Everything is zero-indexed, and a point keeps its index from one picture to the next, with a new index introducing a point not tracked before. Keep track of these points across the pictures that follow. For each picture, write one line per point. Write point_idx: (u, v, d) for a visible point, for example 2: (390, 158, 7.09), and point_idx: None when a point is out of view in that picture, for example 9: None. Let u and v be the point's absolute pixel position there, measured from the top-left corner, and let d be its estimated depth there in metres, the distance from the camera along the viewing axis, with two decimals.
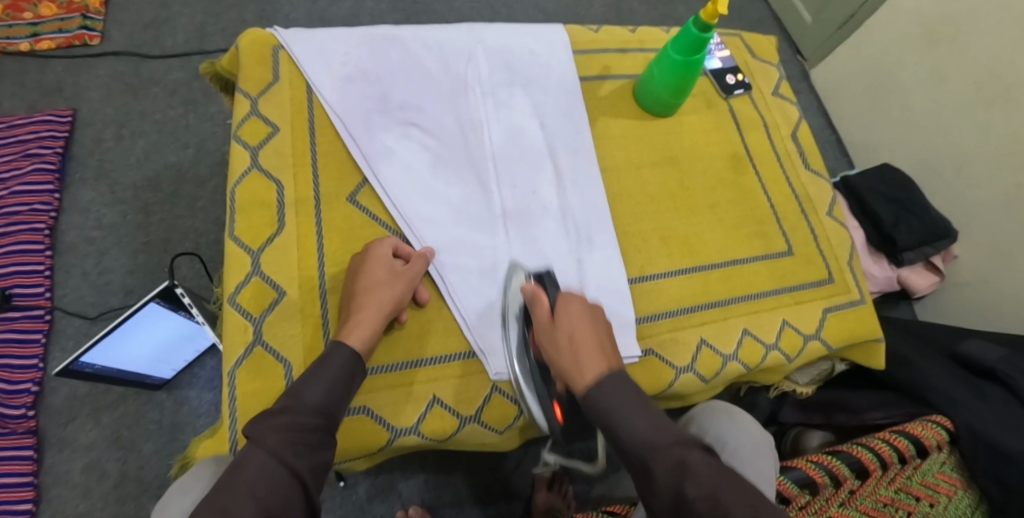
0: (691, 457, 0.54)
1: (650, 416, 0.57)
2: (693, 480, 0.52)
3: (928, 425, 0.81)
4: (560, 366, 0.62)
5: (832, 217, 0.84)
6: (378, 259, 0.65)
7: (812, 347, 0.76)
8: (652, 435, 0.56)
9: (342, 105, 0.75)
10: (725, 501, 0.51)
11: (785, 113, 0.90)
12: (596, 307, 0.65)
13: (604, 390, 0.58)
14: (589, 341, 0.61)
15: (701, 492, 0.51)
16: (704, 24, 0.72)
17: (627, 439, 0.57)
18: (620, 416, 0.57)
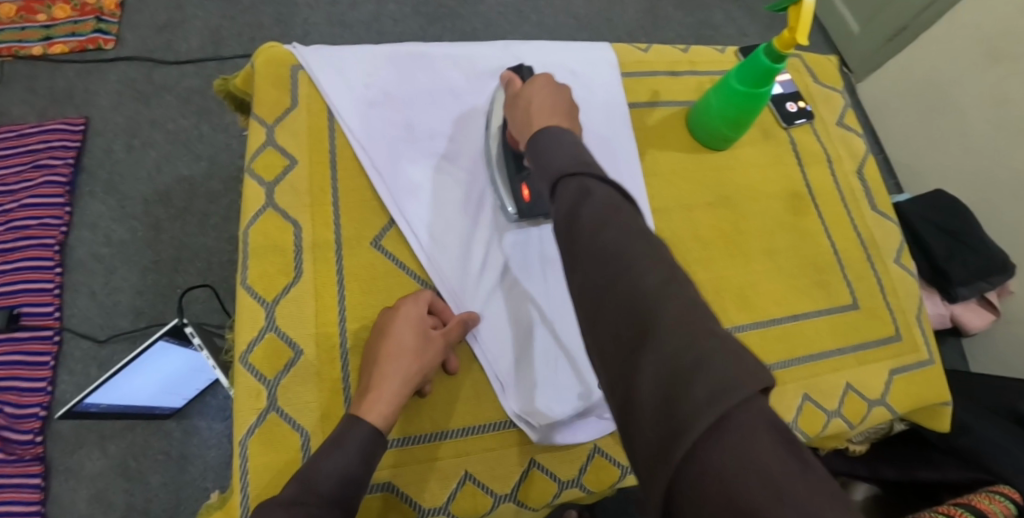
0: (599, 189, 0.45)
1: (579, 152, 0.50)
2: (597, 202, 0.44)
3: (994, 497, 0.73)
4: (523, 136, 0.59)
5: (899, 264, 0.77)
6: (406, 318, 0.59)
7: (877, 413, 0.70)
8: (573, 164, 0.48)
9: (367, 136, 0.69)
10: (619, 238, 0.42)
11: (849, 146, 0.82)
12: (563, 85, 0.61)
13: (543, 132, 0.52)
14: (544, 104, 0.58)
15: (596, 216, 0.44)
16: (776, 52, 0.64)
17: (544, 173, 0.50)
18: (547, 148, 0.51)
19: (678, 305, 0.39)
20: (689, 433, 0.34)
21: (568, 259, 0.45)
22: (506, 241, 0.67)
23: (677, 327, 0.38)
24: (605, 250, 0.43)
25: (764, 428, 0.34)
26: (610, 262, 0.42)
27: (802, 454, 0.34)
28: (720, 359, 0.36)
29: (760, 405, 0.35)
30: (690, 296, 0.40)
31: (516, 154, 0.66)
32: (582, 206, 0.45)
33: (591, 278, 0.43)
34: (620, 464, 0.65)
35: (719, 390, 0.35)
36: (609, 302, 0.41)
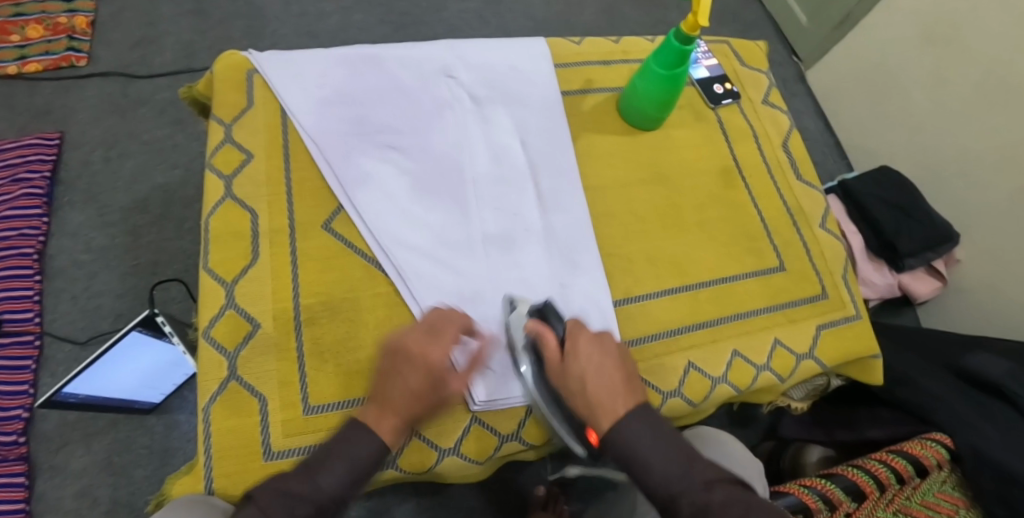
0: (712, 498, 0.53)
1: (659, 432, 0.58)
2: (712, 508, 0.52)
3: (927, 444, 0.78)
4: (574, 399, 0.61)
5: (826, 229, 0.82)
6: (407, 346, 0.62)
7: (806, 367, 0.74)
8: (638, 427, 0.58)
9: (319, 130, 0.74)
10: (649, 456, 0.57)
11: (776, 122, 0.87)
12: (603, 333, 0.63)
13: (620, 425, 0.57)
14: (603, 380, 0.59)
15: (626, 436, 0.57)
16: (685, 36, 0.71)
17: (617, 449, 0.58)
18: (637, 444, 0.57)
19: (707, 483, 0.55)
20: None
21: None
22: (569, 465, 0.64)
23: None
24: None
25: None
26: None
27: None
28: None
29: None
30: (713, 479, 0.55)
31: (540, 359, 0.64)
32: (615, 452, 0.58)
33: None
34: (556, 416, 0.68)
35: None
36: None
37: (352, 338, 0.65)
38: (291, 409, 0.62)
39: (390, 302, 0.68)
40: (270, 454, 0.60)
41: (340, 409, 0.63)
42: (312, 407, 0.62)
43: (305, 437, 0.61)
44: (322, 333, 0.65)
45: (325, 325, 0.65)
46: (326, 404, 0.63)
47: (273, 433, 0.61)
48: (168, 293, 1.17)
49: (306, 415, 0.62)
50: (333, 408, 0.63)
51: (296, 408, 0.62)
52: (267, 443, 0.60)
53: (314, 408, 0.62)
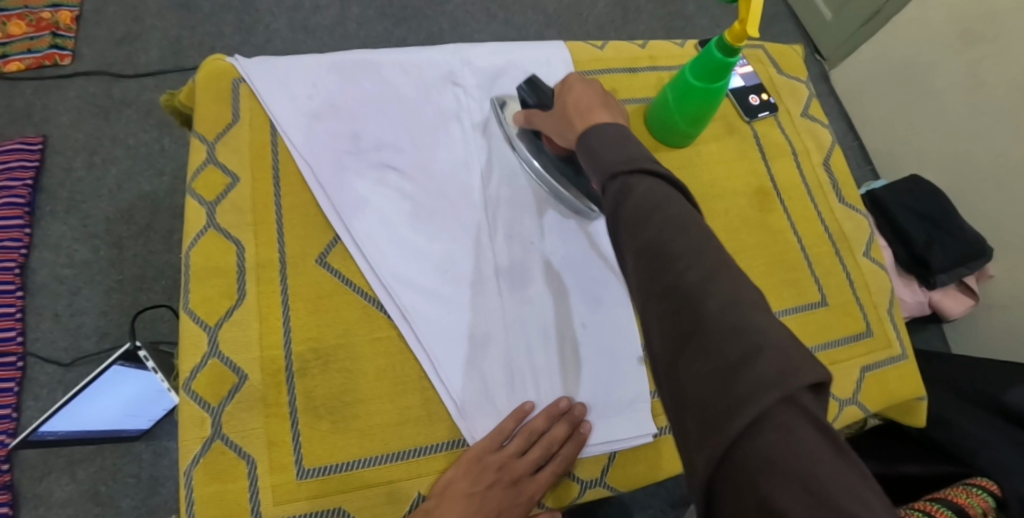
0: (670, 199, 0.44)
1: (634, 150, 0.49)
2: (657, 199, 0.43)
3: (971, 490, 0.68)
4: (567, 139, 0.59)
5: (869, 258, 0.75)
6: (466, 461, 0.57)
7: (850, 413, 0.67)
8: (620, 160, 0.48)
9: (311, 150, 0.67)
10: (665, 230, 0.41)
11: (816, 137, 0.80)
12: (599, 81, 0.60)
13: (592, 133, 0.52)
14: (589, 103, 0.57)
15: (647, 203, 0.43)
16: (727, 46, 0.63)
17: (597, 170, 0.49)
18: (598, 147, 0.50)
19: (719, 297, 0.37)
20: (744, 408, 0.33)
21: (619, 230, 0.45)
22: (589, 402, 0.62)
23: (733, 323, 0.36)
24: (651, 234, 0.42)
25: (803, 422, 0.33)
26: (658, 254, 0.41)
27: (842, 444, 0.33)
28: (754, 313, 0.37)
29: (801, 403, 0.33)
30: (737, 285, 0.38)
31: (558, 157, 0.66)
32: (629, 201, 0.44)
33: (641, 252, 0.42)
34: (583, 478, 0.62)
35: (766, 378, 0.34)
36: (662, 280, 0.40)
37: (348, 392, 0.58)
38: (282, 474, 0.55)
39: (390, 347, 0.60)
40: None
41: (338, 472, 0.56)
42: (306, 471, 0.55)
43: (297, 506, 0.55)
44: (315, 386, 0.58)
45: (319, 378, 0.58)
46: (322, 466, 0.56)
47: (263, 498, 0.54)
48: (158, 312, 1.10)
49: (299, 480, 0.55)
50: (329, 471, 0.56)
51: (287, 472, 0.55)
52: (257, 510, 0.54)
53: (309, 471, 0.55)
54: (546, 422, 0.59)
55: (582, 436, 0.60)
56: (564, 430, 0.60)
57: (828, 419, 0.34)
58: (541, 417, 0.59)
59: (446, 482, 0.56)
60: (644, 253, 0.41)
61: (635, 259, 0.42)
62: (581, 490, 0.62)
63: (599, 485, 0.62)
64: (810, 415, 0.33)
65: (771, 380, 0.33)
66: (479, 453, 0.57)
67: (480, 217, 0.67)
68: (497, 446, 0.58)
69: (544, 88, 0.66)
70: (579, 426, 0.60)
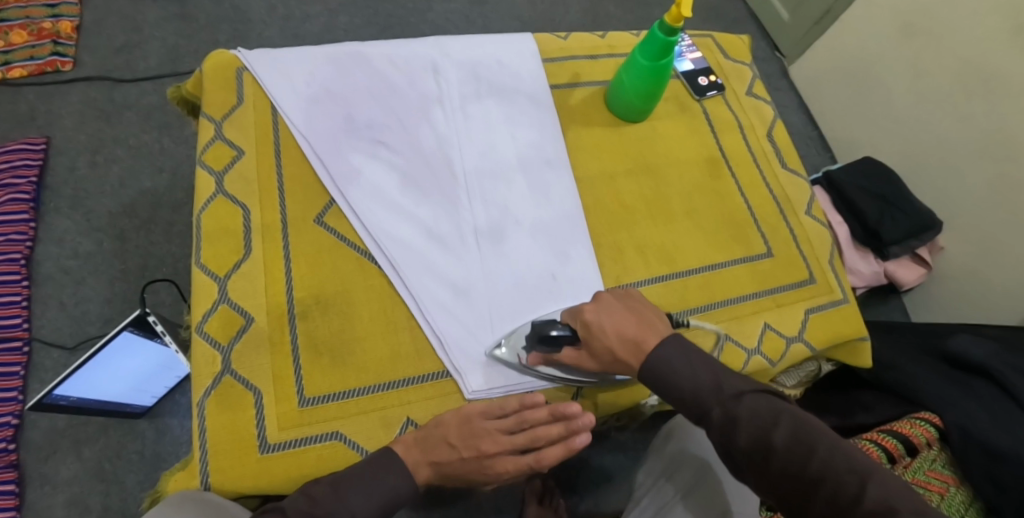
0: (744, 408, 0.56)
1: (702, 370, 0.59)
2: (742, 427, 0.55)
3: (916, 423, 0.80)
4: (610, 357, 0.63)
5: (810, 215, 0.83)
6: (460, 418, 0.61)
7: (797, 349, 0.74)
8: (710, 385, 0.59)
9: (309, 127, 0.74)
10: (792, 452, 0.53)
11: (760, 113, 0.89)
12: (628, 292, 0.66)
13: (661, 360, 0.60)
14: (629, 323, 0.62)
15: (759, 441, 0.54)
16: (669, 27, 0.71)
17: (691, 398, 0.59)
18: (676, 375, 0.60)
19: (851, 474, 0.51)
20: None
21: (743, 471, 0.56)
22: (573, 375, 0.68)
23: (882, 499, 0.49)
24: (775, 469, 0.54)
25: None
26: (795, 476, 0.53)
27: None
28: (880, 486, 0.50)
29: None
30: (882, 484, 0.50)
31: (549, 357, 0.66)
32: (743, 432, 0.55)
33: (778, 486, 0.54)
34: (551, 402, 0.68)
35: None
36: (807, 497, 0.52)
37: (345, 332, 0.65)
38: (287, 402, 0.62)
39: (383, 294, 0.68)
40: (266, 447, 0.60)
41: (336, 400, 0.62)
42: (307, 399, 0.62)
43: (300, 430, 0.61)
44: (317, 325, 0.65)
45: (320, 319, 0.65)
46: (321, 396, 0.62)
47: (268, 425, 0.61)
48: (156, 296, 1.16)
49: (302, 407, 0.62)
50: (329, 399, 0.62)
51: (291, 400, 0.62)
52: (263, 435, 0.60)
53: (310, 400, 0.62)
54: (546, 416, 0.62)
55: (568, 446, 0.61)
56: (557, 432, 0.61)
57: None
58: (541, 408, 0.62)
59: (443, 431, 0.61)
60: (786, 488, 0.53)
61: (773, 496, 0.54)
62: None
63: None
64: None
65: None
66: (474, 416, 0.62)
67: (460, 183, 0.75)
68: (492, 415, 0.62)
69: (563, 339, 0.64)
70: (574, 438, 0.61)
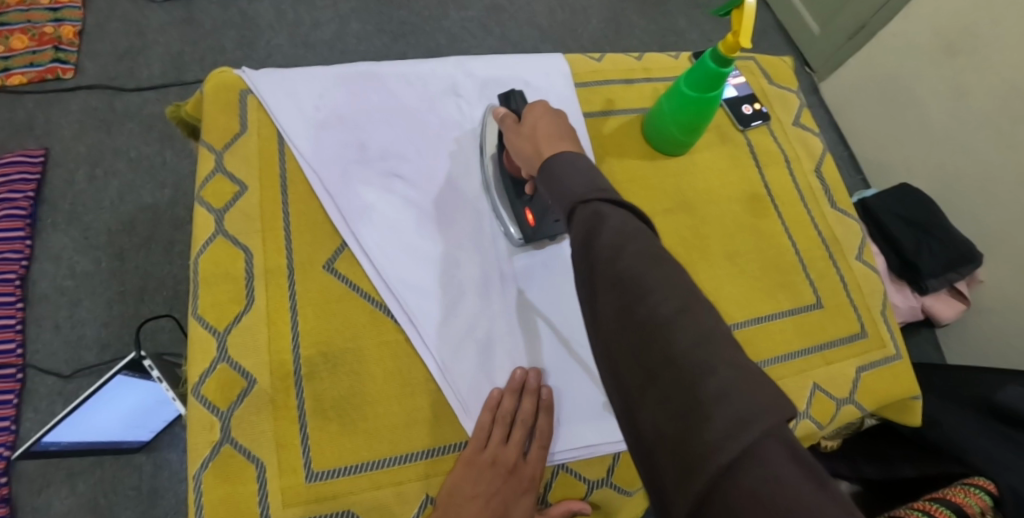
0: (614, 215, 0.47)
1: (595, 180, 0.51)
2: (610, 224, 0.46)
3: (968, 490, 0.71)
4: (528, 163, 0.60)
5: (861, 260, 0.77)
6: (456, 472, 0.57)
7: (846, 412, 0.69)
8: (588, 188, 0.50)
9: (318, 159, 0.68)
10: (636, 266, 0.44)
11: (806, 145, 0.82)
12: (562, 111, 0.62)
13: (558, 161, 0.53)
14: (548, 129, 0.59)
15: (615, 241, 0.45)
16: (721, 57, 0.65)
17: (562, 200, 0.51)
18: (563, 177, 0.52)
19: (674, 302, 0.42)
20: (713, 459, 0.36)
21: (585, 273, 0.47)
22: (517, 266, 0.68)
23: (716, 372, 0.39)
24: (620, 273, 0.44)
25: (781, 452, 0.36)
26: (629, 285, 0.43)
27: (819, 473, 0.36)
28: (709, 349, 0.40)
29: (775, 435, 0.36)
30: (706, 329, 0.41)
31: (516, 179, 0.67)
32: (604, 231, 0.46)
33: (614, 290, 0.44)
34: (589, 479, 0.63)
35: (734, 420, 0.37)
36: (636, 307, 0.43)
37: (357, 395, 0.59)
38: (291, 477, 0.56)
39: (398, 351, 0.61)
40: None
41: (345, 474, 0.56)
42: (315, 473, 0.56)
43: (307, 507, 0.55)
44: (325, 389, 0.59)
45: (328, 381, 0.59)
46: (330, 469, 0.56)
47: (271, 502, 0.55)
48: (158, 323, 1.10)
49: (309, 482, 0.56)
50: (338, 473, 0.56)
51: (296, 474, 0.56)
52: (266, 513, 0.55)
53: (317, 474, 0.56)
54: (514, 400, 0.60)
55: (548, 401, 0.61)
56: (532, 403, 0.61)
57: (803, 446, 0.37)
58: (508, 397, 0.60)
59: (449, 487, 0.57)
60: (617, 291, 0.44)
61: (602, 307, 0.45)
62: (588, 490, 0.63)
63: (604, 485, 0.63)
64: (790, 447, 0.36)
65: (742, 421, 0.37)
66: (468, 459, 0.58)
67: (477, 179, 0.71)
68: (483, 444, 0.59)
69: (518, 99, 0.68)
70: (541, 392, 0.62)
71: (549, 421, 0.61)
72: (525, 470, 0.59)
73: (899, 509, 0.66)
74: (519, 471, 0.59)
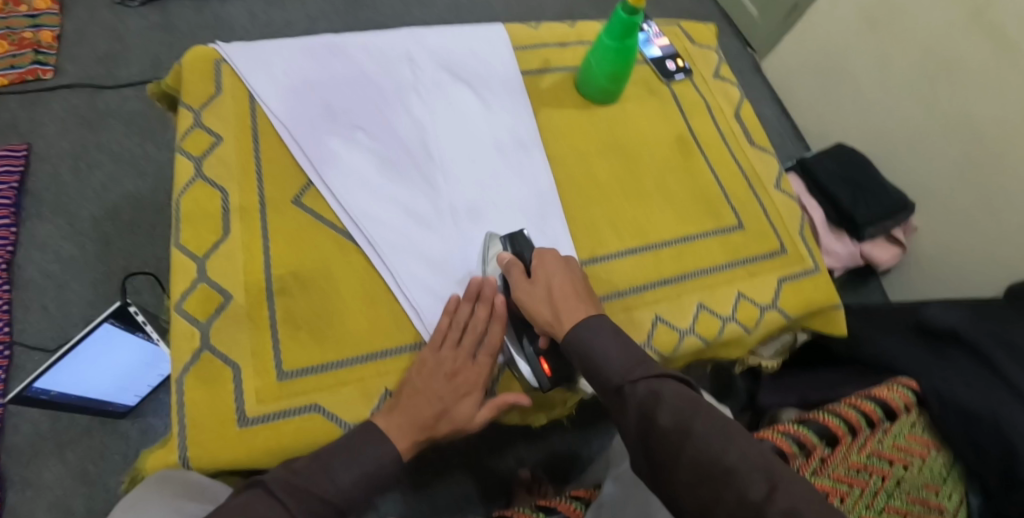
0: (665, 388, 0.59)
1: (626, 347, 0.63)
2: (664, 408, 0.57)
3: (895, 388, 0.80)
4: (546, 317, 0.66)
5: (780, 190, 0.86)
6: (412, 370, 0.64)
7: (770, 316, 0.77)
8: (627, 365, 0.62)
9: (286, 114, 0.76)
10: (697, 441, 0.55)
11: (726, 94, 0.91)
12: (569, 258, 0.70)
13: (581, 331, 0.63)
14: (567, 288, 0.67)
15: (672, 424, 0.56)
16: (631, 8, 0.74)
17: (604, 373, 0.62)
18: (593, 348, 0.63)
19: (756, 474, 0.53)
20: None
21: (650, 464, 0.57)
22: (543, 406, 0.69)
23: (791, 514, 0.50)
24: (679, 450, 0.55)
25: None
26: (708, 469, 0.54)
27: None
28: (791, 500, 0.51)
29: None
30: (791, 496, 0.51)
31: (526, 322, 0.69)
32: (660, 412, 0.57)
33: (690, 473, 0.54)
34: (530, 372, 0.70)
35: None
36: (708, 489, 0.54)
37: (325, 307, 0.66)
38: (265, 376, 0.62)
39: (362, 271, 0.69)
40: (244, 420, 0.61)
41: (315, 372, 0.63)
42: (286, 373, 0.63)
43: (279, 402, 0.62)
44: (296, 302, 0.66)
45: (299, 295, 0.66)
46: (299, 369, 0.63)
47: (247, 399, 0.61)
48: (144, 280, 1.18)
49: (281, 381, 0.62)
50: (308, 371, 0.63)
51: (270, 374, 0.63)
52: (242, 409, 0.61)
53: (289, 373, 0.63)
54: (469, 310, 0.67)
55: (503, 315, 0.68)
56: (485, 311, 0.68)
57: None
58: (464, 304, 0.67)
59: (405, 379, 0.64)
60: (694, 477, 0.54)
61: (681, 479, 0.55)
62: (530, 383, 0.70)
63: None
64: None
65: None
66: (424, 359, 0.64)
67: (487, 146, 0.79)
68: (439, 345, 0.65)
69: (523, 242, 0.71)
70: (497, 304, 0.68)
71: (501, 329, 0.68)
72: (475, 369, 0.67)
73: (835, 405, 0.75)
74: (468, 372, 0.66)
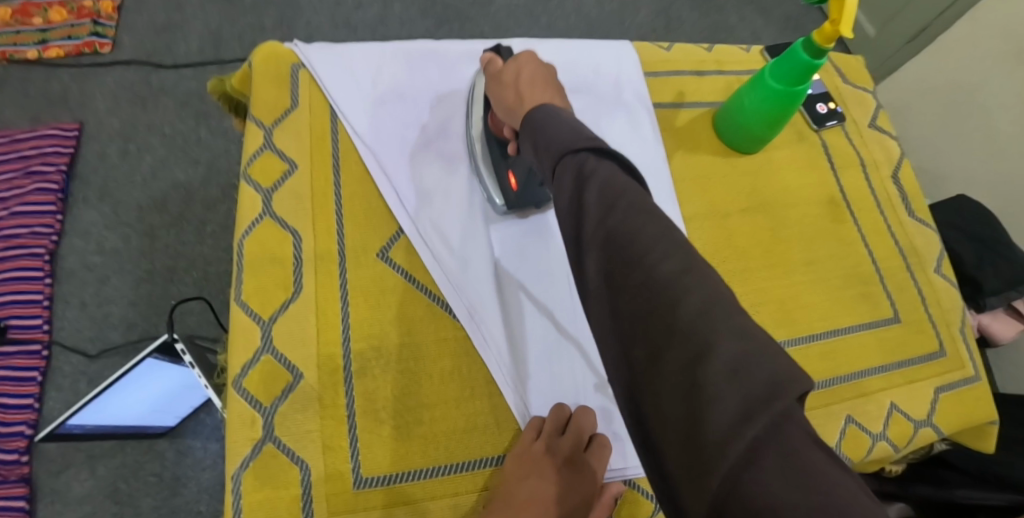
0: (603, 169, 0.39)
1: (582, 128, 0.43)
2: (594, 180, 0.39)
3: None
4: (511, 119, 0.54)
5: (940, 274, 0.72)
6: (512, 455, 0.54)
7: (924, 435, 0.64)
8: (574, 135, 0.42)
9: (375, 137, 0.63)
10: (630, 218, 0.37)
11: (885, 150, 0.77)
12: (550, 62, 0.56)
13: (537, 112, 0.47)
14: (534, 78, 0.54)
15: (604, 198, 0.38)
16: (816, 48, 0.58)
17: (543, 150, 0.44)
18: (544, 127, 0.45)
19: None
20: None
21: (574, 240, 0.40)
22: (495, 235, 0.62)
23: None
24: (630, 234, 0.37)
25: None
26: (623, 246, 0.37)
27: None
28: None
29: None
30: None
31: (501, 138, 0.61)
32: (592, 186, 0.39)
33: (611, 255, 0.37)
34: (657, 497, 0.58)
35: None
36: (632, 295, 0.36)
37: (412, 393, 0.55)
38: (339, 481, 0.51)
39: (457, 348, 0.57)
40: None
41: (399, 482, 0.52)
42: (364, 479, 0.52)
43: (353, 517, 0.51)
44: (377, 387, 0.54)
45: (380, 378, 0.55)
46: (382, 476, 0.52)
47: (317, 507, 0.51)
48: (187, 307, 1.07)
49: (357, 489, 0.51)
50: (391, 481, 0.52)
51: (345, 480, 0.51)
52: None
53: (368, 481, 0.52)
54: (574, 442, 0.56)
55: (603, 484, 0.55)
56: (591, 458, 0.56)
57: None
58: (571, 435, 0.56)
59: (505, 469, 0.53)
60: (617, 259, 0.37)
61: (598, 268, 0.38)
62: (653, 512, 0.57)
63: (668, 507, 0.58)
64: None
65: None
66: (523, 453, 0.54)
67: (462, 130, 0.66)
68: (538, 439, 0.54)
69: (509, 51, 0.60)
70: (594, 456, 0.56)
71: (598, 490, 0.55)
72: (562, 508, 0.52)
73: None
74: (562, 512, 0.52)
